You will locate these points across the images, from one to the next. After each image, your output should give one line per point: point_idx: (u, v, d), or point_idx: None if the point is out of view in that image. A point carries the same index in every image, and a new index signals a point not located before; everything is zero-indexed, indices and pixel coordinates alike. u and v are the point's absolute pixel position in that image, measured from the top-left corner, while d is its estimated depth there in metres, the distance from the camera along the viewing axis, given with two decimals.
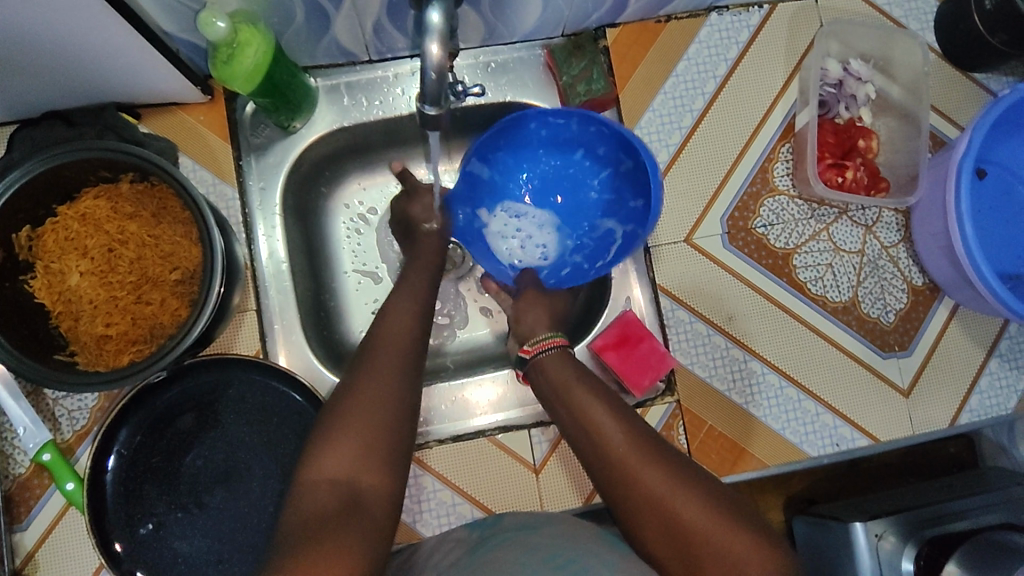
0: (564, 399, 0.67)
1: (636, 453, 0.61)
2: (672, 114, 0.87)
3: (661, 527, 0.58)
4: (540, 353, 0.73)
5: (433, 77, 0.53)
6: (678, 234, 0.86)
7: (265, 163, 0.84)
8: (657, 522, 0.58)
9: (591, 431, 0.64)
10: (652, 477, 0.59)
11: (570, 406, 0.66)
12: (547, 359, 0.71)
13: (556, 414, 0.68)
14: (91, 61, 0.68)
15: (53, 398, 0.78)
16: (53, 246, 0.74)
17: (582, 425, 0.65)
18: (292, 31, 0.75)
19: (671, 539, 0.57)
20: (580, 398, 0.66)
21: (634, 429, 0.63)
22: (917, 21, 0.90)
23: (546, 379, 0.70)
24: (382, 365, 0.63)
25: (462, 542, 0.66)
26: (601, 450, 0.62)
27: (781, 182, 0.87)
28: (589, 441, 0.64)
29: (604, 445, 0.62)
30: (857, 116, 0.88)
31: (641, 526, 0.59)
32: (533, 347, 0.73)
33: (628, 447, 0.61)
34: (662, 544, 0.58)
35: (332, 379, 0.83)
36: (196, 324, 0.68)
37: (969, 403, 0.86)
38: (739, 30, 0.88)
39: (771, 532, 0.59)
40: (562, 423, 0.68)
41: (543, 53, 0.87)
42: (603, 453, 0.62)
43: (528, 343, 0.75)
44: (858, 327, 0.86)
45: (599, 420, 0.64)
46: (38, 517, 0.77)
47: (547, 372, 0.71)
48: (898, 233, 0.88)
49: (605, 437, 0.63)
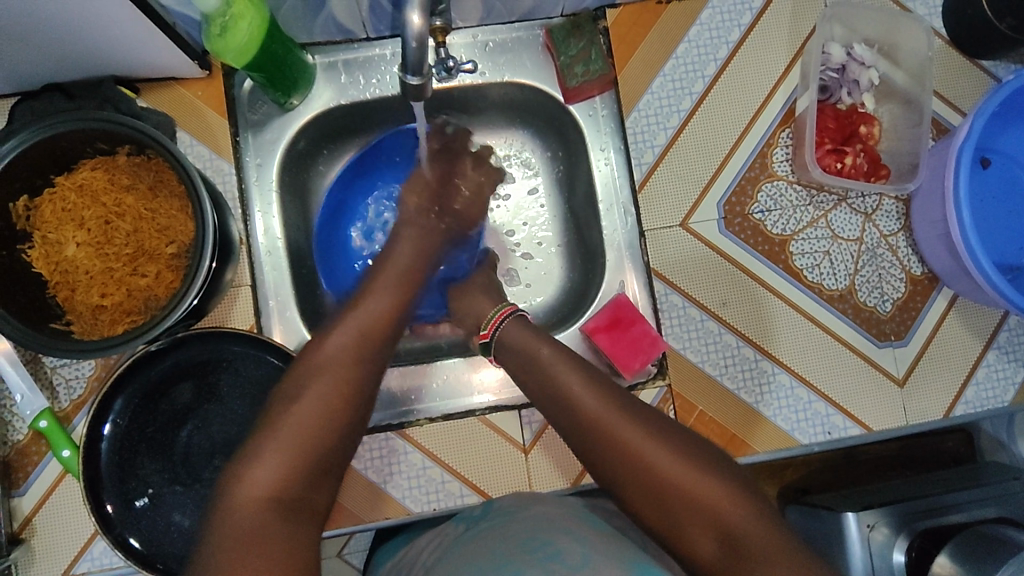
0: (536, 368, 0.69)
1: (614, 416, 0.63)
2: (672, 97, 0.86)
3: (643, 490, 0.60)
4: (498, 329, 0.75)
5: (415, 46, 0.54)
6: (674, 218, 0.85)
7: (262, 138, 0.85)
8: (639, 485, 0.60)
9: (559, 394, 0.66)
10: (635, 441, 0.61)
11: (546, 378, 0.68)
12: (506, 330, 0.74)
13: (523, 377, 0.70)
14: (87, 35, 0.68)
15: (50, 366, 0.79)
16: (51, 216, 0.75)
17: (551, 389, 0.67)
18: (289, 6, 0.76)
19: (655, 502, 0.59)
20: (548, 363, 0.69)
21: (604, 389, 0.65)
22: (923, 6, 0.88)
23: (517, 351, 0.72)
24: (334, 357, 0.64)
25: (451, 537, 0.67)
26: (574, 412, 0.65)
27: (780, 168, 0.86)
28: (559, 405, 0.66)
29: (574, 406, 0.65)
30: (860, 102, 0.86)
31: (623, 491, 0.61)
32: (490, 329, 0.76)
33: (610, 412, 0.63)
34: (648, 508, 0.60)
35: (305, 334, 0.83)
36: (186, 297, 0.69)
37: (965, 394, 0.85)
38: (742, 13, 0.87)
39: (748, 483, 0.60)
40: (531, 389, 0.70)
41: (542, 33, 0.87)
42: (577, 416, 0.64)
43: (485, 327, 0.77)
44: (854, 315, 0.85)
45: (572, 387, 0.66)
46: (36, 483, 0.78)
47: (517, 344, 0.72)
48: (898, 222, 0.87)
49: (579, 403, 0.65)
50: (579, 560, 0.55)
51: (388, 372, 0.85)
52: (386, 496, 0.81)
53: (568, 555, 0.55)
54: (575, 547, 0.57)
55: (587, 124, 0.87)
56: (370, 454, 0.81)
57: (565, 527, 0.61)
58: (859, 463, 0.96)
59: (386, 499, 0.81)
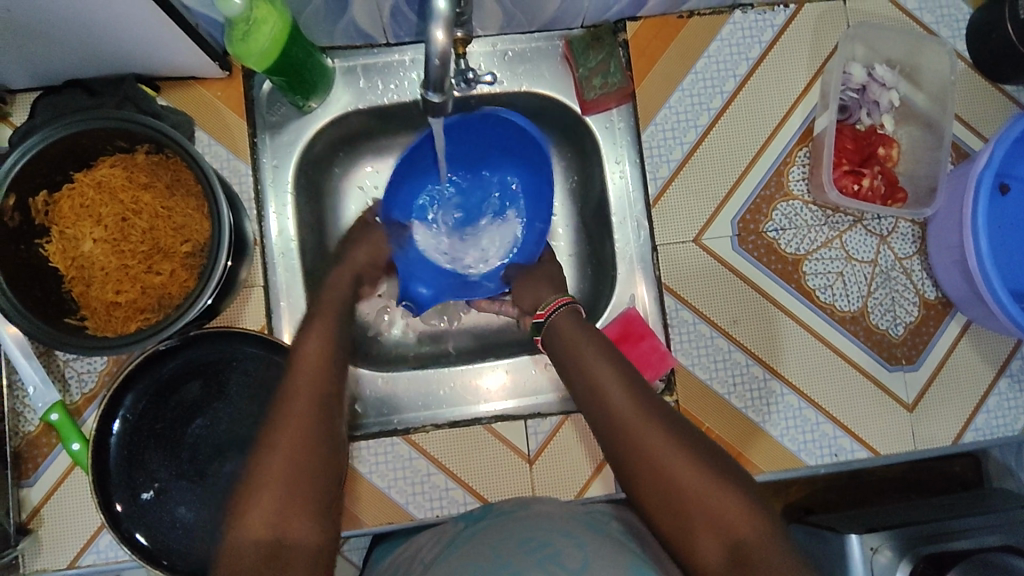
0: (577, 363, 0.70)
1: (642, 418, 0.63)
2: (689, 112, 0.86)
3: (659, 491, 0.60)
4: (551, 315, 0.76)
5: (438, 64, 0.54)
6: (687, 233, 0.85)
7: (279, 141, 0.85)
8: (655, 486, 0.60)
9: (596, 387, 0.67)
10: (660, 446, 0.61)
11: (582, 369, 0.69)
12: (559, 319, 0.75)
13: (565, 367, 0.71)
14: (111, 35, 0.69)
15: (63, 360, 0.80)
16: (68, 212, 0.75)
17: (589, 383, 0.68)
18: (311, 11, 0.76)
19: (669, 510, 0.59)
20: (590, 358, 0.69)
21: (638, 394, 0.65)
22: (947, 28, 0.87)
23: (563, 343, 0.73)
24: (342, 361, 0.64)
25: (449, 541, 0.67)
26: (605, 407, 0.65)
27: (796, 187, 0.86)
28: (594, 399, 0.67)
29: (607, 401, 0.65)
30: (878, 123, 0.86)
31: (637, 489, 0.61)
32: (546, 311, 0.76)
33: (640, 412, 0.64)
34: (661, 510, 0.60)
35: (300, 281, 0.85)
36: (200, 297, 0.69)
37: (974, 421, 0.84)
38: (763, 30, 0.87)
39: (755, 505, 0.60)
40: (571, 378, 0.70)
41: (561, 44, 0.87)
42: (607, 411, 0.65)
43: (540, 308, 0.78)
44: (865, 338, 0.84)
45: (608, 382, 0.67)
46: (46, 473, 0.79)
47: (564, 335, 0.73)
48: (913, 245, 0.86)
49: (610, 398, 0.65)
50: (576, 566, 0.55)
51: (395, 376, 0.86)
52: (389, 499, 0.81)
53: (566, 559, 0.56)
54: (574, 552, 0.57)
55: (603, 136, 0.87)
56: (376, 458, 0.82)
57: (564, 531, 0.61)
58: (864, 484, 0.95)
59: (388, 503, 0.81)
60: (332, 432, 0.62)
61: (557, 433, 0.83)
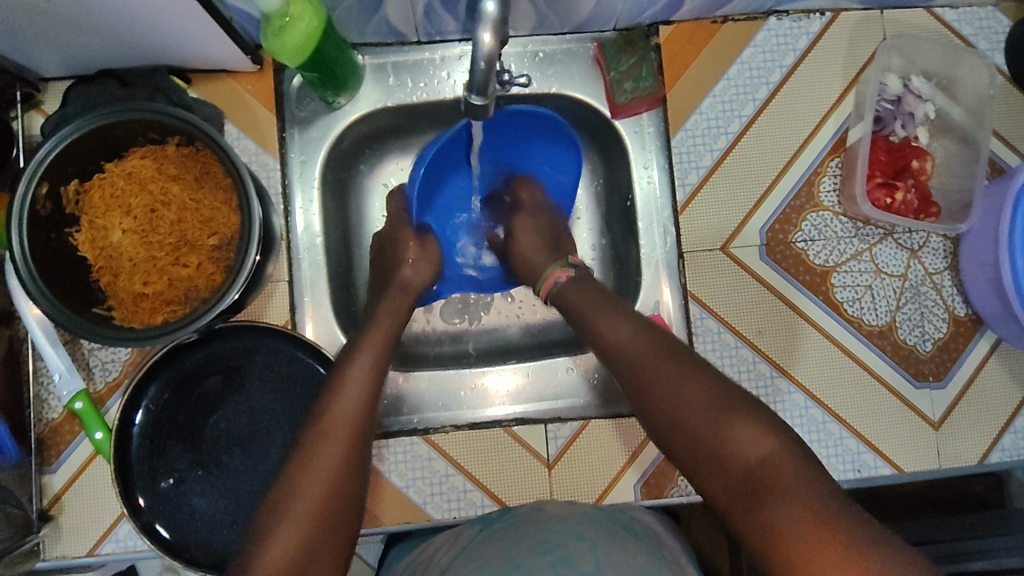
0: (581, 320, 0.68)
1: (651, 361, 0.59)
2: (720, 118, 0.85)
3: (675, 431, 0.56)
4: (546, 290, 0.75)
5: (483, 65, 0.54)
6: (715, 241, 0.84)
7: (308, 136, 0.85)
8: (670, 428, 0.56)
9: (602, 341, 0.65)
10: (666, 385, 0.57)
11: (587, 324, 0.67)
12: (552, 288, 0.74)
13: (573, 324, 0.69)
14: (147, 26, 0.69)
15: (88, 348, 0.81)
16: (99, 202, 0.75)
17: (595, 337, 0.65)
18: (344, 7, 0.75)
19: (692, 453, 0.55)
20: (593, 311, 0.67)
21: (646, 336, 0.62)
22: (986, 40, 0.86)
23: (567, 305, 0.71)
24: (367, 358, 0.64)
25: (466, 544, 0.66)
26: (613, 357, 0.63)
27: (826, 198, 0.85)
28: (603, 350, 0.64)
29: (615, 350, 0.63)
30: (913, 136, 0.85)
31: (657, 431, 0.58)
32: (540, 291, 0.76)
33: (648, 353, 0.60)
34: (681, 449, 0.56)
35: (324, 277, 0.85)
36: (230, 291, 0.69)
37: (1001, 441, 0.83)
38: (798, 37, 0.86)
39: None
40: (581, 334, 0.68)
41: (593, 46, 0.86)
42: (616, 360, 0.63)
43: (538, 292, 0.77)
44: (892, 353, 0.83)
45: (613, 335, 0.64)
46: (68, 460, 0.80)
47: (566, 296, 0.71)
48: (944, 260, 0.85)
49: (617, 348, 0.63)
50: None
51: (416, 376, 0.86)
52: (406, 498, 0.81)
53: (591, 568, 0.55)
54: (598, 560, 0.57)
55: (632, 139, 0.86)
56: (394, 457, 0.81)
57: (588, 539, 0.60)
58: (883, 500, 0.94)
59: (405, 502, 0.81)
60: (356, 430, 0.62)
61: (577, 438, 0.83)
